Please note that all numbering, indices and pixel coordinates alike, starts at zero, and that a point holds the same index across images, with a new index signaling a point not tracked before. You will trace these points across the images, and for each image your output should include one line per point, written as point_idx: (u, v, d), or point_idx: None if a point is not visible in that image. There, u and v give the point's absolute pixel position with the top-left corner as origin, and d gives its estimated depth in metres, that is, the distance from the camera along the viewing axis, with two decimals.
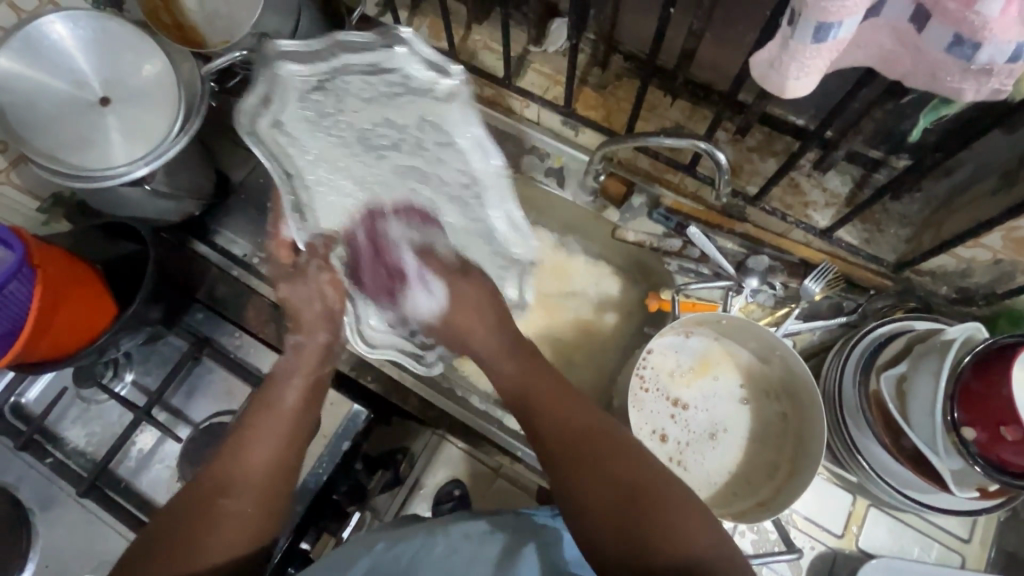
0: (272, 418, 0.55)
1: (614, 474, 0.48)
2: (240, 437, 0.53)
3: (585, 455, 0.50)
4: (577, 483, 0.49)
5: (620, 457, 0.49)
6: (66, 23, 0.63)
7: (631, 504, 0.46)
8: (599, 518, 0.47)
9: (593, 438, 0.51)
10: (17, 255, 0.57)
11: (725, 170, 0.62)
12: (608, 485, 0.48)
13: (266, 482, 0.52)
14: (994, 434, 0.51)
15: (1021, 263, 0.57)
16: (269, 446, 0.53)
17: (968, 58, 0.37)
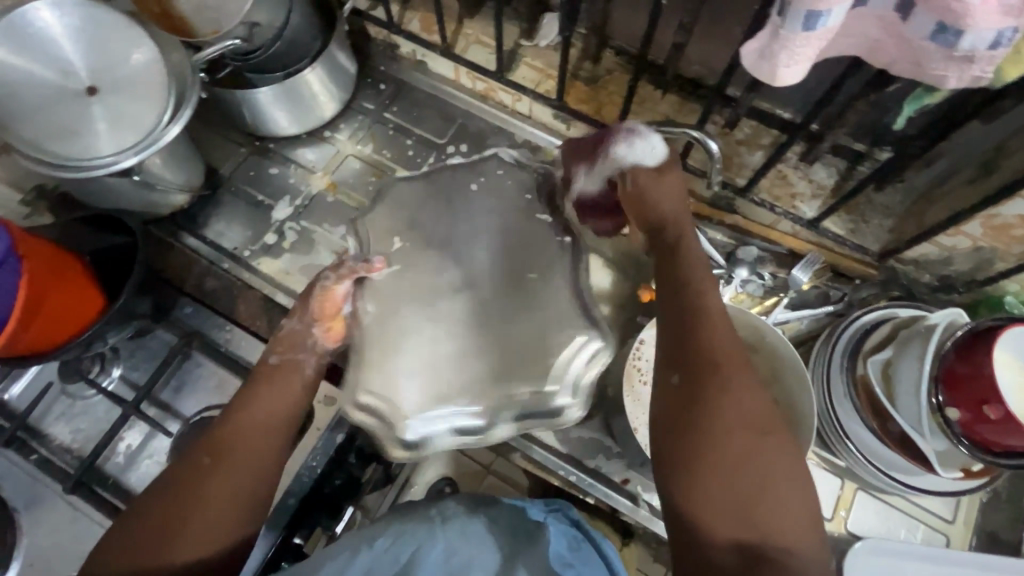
0: (281, 390, 0.57)
1: (736, 461, 0.44)
2: (240, 403, 0.55)
3: (709, 382, 0.46)
4: (682, 415, 0.47)
5: (747, 397, 0.46)
6: (52, 10, 0.62)
7: (745, 449, 0.44)
8: (689, 460, 0.45)
9: (722, 366, 0.47)
10: (3, 244, 0.55)
11: (717, 159, 0.63)
12: (728, 429, 0.45)
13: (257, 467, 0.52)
14: (978, 413, 0.53)
15: (1000, 250, 0.59)
16: (260, 419, 0.55)
17: (951, 45, 0.38)
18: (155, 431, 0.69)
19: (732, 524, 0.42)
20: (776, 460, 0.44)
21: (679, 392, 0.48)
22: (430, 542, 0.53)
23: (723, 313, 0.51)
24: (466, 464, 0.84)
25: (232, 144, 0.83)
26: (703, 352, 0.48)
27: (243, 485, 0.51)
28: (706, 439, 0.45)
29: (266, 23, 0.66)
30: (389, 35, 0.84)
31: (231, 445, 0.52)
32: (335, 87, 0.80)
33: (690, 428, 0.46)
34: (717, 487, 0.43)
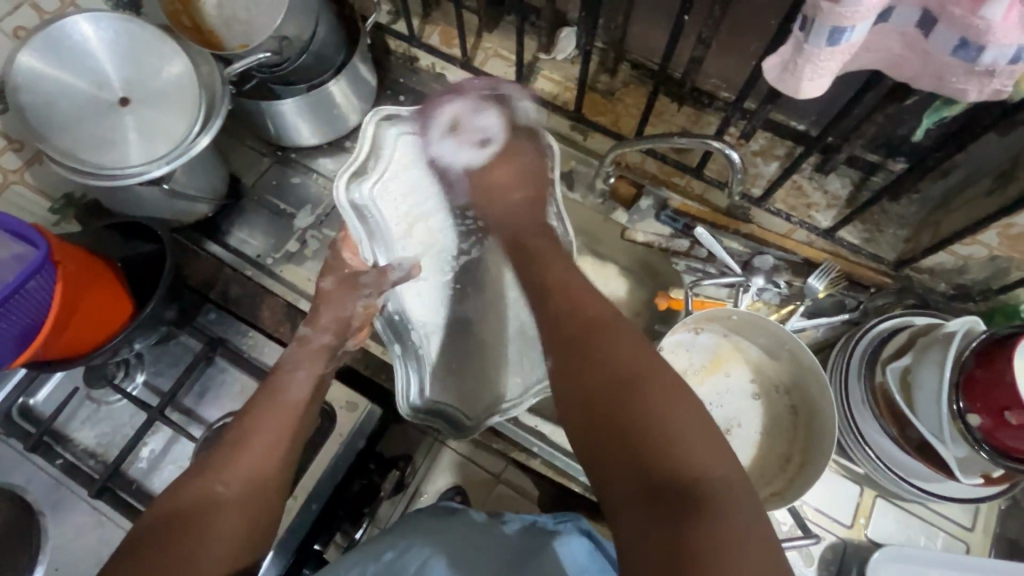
0: (278, 404, 0.58)
1: (638, 427, 0.44)
2: (238, 437, 0.56)
3: (589, 347, 0.50)
4: (583, 389, 0.48)
5: (629, 348, 0.49)
6: (91, 24, 0.63)
7: (621, 393, 0.46)
8: (614, 446, 0.44)
9: (597, 333, 0.51)
10: (40, 251, 0.56)
11: (738, 169, 0.65)
12: (603, 386, 0.47)
13: (258, 484, 0.54)
14: (999, 420, 0.53)
15: (1015, 259, 0.60)
16: (273, 455, 0.55)
17: (972, 60, 0.40)
18: (178, 436, 0.69)
19: (629, 466, 0.43)
20: (674, 396, 0.45)
21: (586, 386, 0.48)
22: (438, 556, 0.55)
23: (592, 301, 0.54)
24: (477, 473, 0.78)
25: (255, 153, 0.84)
26: (578, 341, 0.51)
27: (258, 512, 0.53)
28: (623, 420, 0.44)
29: (295, 37, 0.67)
30: (410, 48, 0.86)
31: (245, 479, 0.53)
32: (358, 99, 0.81)
33: (574, 401, 0.48)
34: (612, 434, 0.45)
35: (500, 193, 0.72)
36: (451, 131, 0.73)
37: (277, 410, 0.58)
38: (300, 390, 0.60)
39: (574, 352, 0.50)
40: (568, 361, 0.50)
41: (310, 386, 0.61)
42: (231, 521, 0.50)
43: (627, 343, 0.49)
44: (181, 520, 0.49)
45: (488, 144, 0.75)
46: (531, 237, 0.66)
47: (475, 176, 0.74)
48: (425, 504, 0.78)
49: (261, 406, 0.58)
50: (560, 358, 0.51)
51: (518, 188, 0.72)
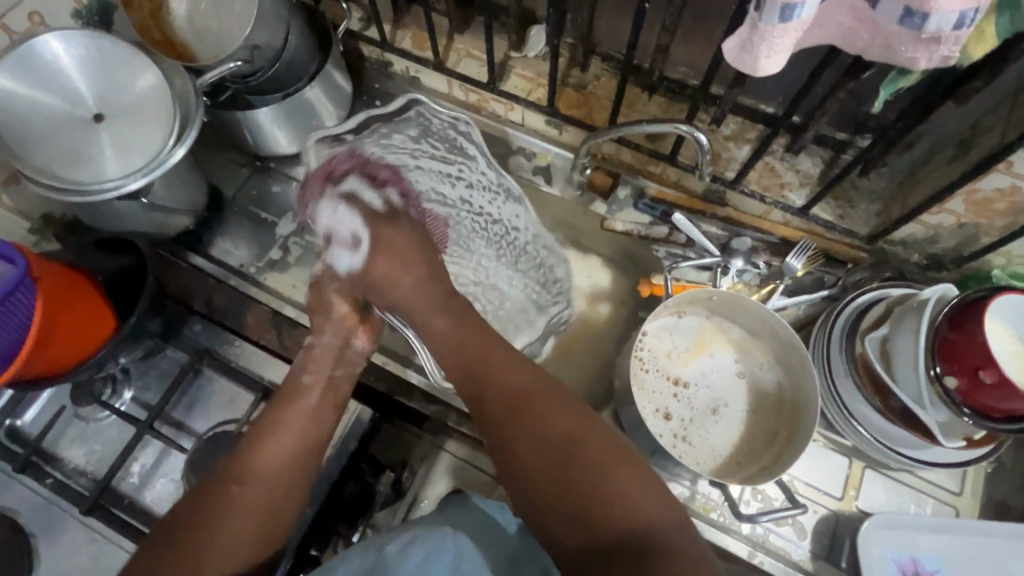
0: (301, 403, 0.58)
1: (582, 495, 0.45)
2: (259, 431, 0.55)
3: (523, 419, 0.49)
4: (522, 460, 0.48)
5: (560, 414, 0.49)
6: (61, 42, 0.64)
7: (562, 459, 0.46)
8: (558, 505, 0.46)
9: (532, 400, 0.49)
10: (19, 268, 0.57)
11: (707, 151, 0.66)
12: (541, 462, 0.47)
13: (281, 475, 0.53)
14: (974, 380, 0.54)
15: (983, 225, 0.62)
16: (287, 453, 0.54)
17: (918, 28, 0.41)
18: (169, 449, 0.69)
19: (578, 531, 0.44)
20: (606, 453, 0.47)
21: (523, 458, 0.48)
22: (439, 547, 0.56)
23: (512, 357, 0.53)
24: (476, 476, 0.77)
25: (234, 164, 0.85)
26: (503, 402, 0.50)
27: (272, 516, 0.52)
28: (568, 486, 0.45)
29: (266, 46, 0.68)
30: (383, 53, 0.87)
31: (261, 477, 0.52)
32: (333, 106, 0.82)
33: (513, 477, 0.48)
34: (558, 497, 0.46)
35: (386, 256, 0.61)
36: (346, 242, 0.65)
37: (306, 409, 0.58)
38: (323, 387, 0.60)
39: (501, 419, 0.49)
40: (496, 431, 0.49)
41: (322, 383, 0.60)
42: (239, 527, 0.50)
43: (562, 410, 0.49)
44: (201, 508, 0.50)
45: (359, 245, 0.64)
46: (451, 320, 0.57)
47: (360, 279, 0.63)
48: (425, 510, 0.76)
49: (291, 399, 0.58)
50: (491, 431, 0.50)
51: (407, 268, 0.61)
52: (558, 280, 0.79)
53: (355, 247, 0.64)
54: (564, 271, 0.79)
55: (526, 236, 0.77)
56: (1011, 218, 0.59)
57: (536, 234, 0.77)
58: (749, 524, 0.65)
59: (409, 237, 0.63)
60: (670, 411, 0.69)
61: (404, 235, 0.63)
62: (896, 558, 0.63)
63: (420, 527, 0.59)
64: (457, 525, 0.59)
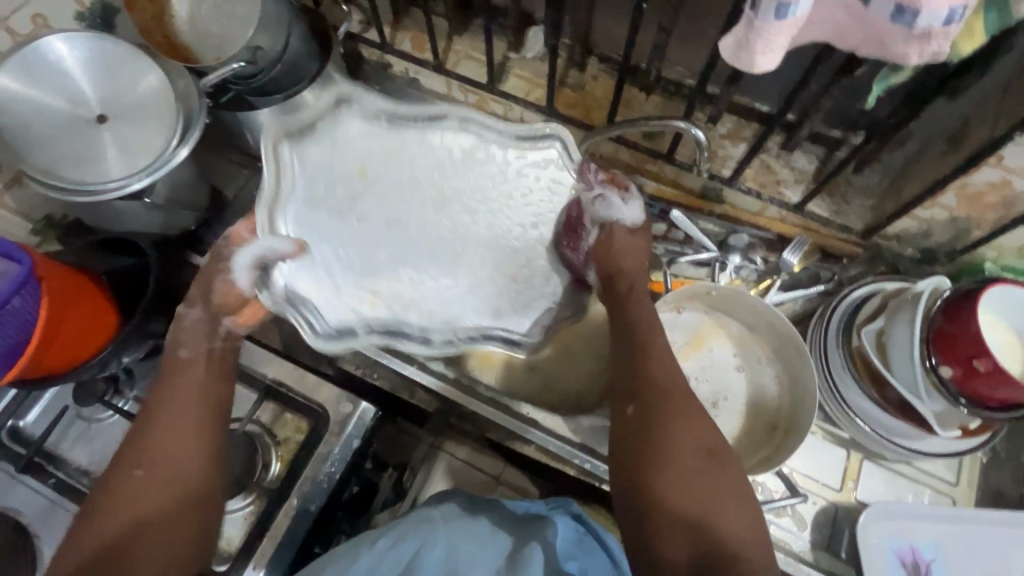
0: (186, 384, 0.58)
1: (691, 504, 0.50)
2: (148, 422, 0.56)
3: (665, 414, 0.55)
4: (633, 453, 0.54)
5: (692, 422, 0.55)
6: (66, 43, 0.64)
7: (692, 466, 0.52)
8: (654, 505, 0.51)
9: (672, 402, 0.56)
10: (24, 267, 0.57)
11: (704, 148, 0.68)
12: (677, 460, 0.52)
13: (188, 454, 0.55)
14: (969, 369, 0.55)
15: (975, 218, 0.63)
16: (186, 432, 0.56)
17: (909, 25, 0.42)
18: None
19: (684, 537, 0.49)
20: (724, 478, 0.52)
21: (636, 451, 0.54)
22: (431, 541, 0.57)
23: (662, 355, 0.60)
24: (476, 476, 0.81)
25: (235, 166, 0.85)
26: (649, 387, 0.57)
27: (184, 492, 0.54)
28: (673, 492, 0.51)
29: (268, 46, 0.68)
30: (383, 55, 0.88)
31: (162, 461, 0.54)
32: None
33: (639, 507, 0.52)
34: (674, 499, 0.50)
35: (613, 257, 0.69)
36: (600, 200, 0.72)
37: (186, 382, 0.59)
38: (208, 360, 0.61)
39: (647, 409, 0.56)
40: (638, 415, 0.56)
41: (202, 356, 0.61)
42: (153, 512, 0.52)
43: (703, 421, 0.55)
44: (114, 505, 0.51)
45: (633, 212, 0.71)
46: (634, 337, 0.62)
47: (609, 256, 0.70)
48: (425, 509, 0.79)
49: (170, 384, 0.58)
50: (625, 420, 0.57)
51: (630, 258, 0.69)
52: (550, 168, 0.76)
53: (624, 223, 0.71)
54: (559, 146, 0.74)
55: (495, 167, 0.77)
56: (1002, 211, 0.61)
57: (500, 147, 0.77)
58: None
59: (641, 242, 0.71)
60: None
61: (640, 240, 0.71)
62: (895, 547, 0.64)
63: (414, 523, 0.60)
64: (449, 521, 0.60)
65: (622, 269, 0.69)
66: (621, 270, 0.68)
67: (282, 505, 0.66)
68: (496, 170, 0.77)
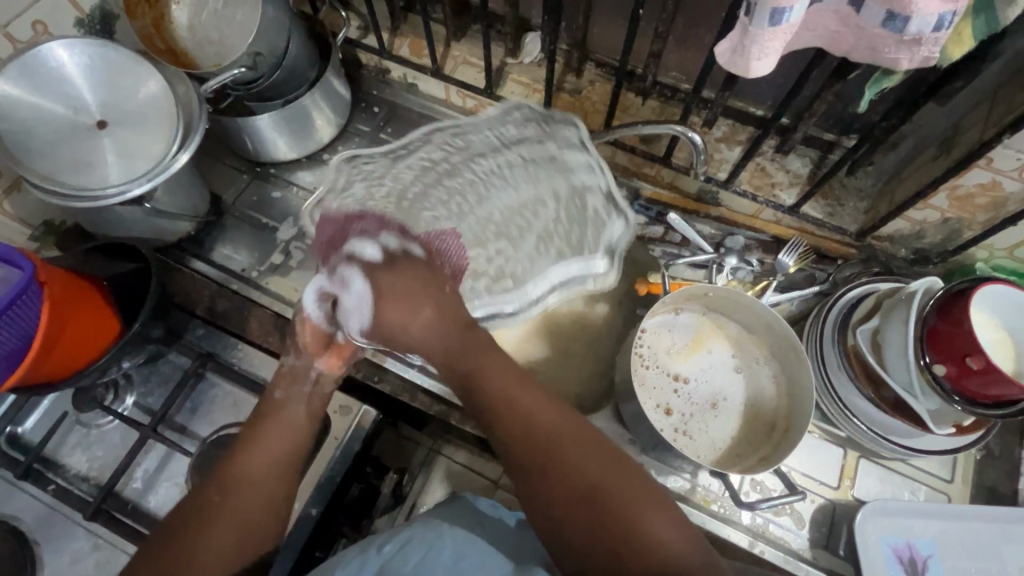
0: (281, 416, 0.60)
1: (601, 536, 0.46)
2: (242, 446, 0.57)
3: (545, 456, 0.50)
4: (536, 498, 0.50)
5: (578, 451, 0.50)
6: (67, 50, 0.65)
7: (582, 498, 0.48)
8: (573, 544, 0.48)
9: (548, 440, 0.51)
10: (26, 273, 0.57)
11: (701, 151, 0.69)
12: (570, 501, 0.49)
13: (266, 490, 0.56)
14: (963, 367, 0.56)
15: (966, 219, 0.64)
16: (273, 465, 0.57)
17: (900, 30, 0.43)
18: (173, 452, 0.69)
19: (608, 570, 0.46)
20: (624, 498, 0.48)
21: (542, 491, 0.50)
22: (438, 544, 0.57)
23: (526, 389, 0.54)
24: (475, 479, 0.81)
25: (234, 170, 0.86)
26: (518, 433, 0.52)
27: (251, 527, 0.54)
28: (584, 525, 0.47)
29: (269, 51, 0.69)
30: (381, 61, 0.88)
31: (242, 486, 0.55)
32: (333, 113, 0.83)
33: (563, 551, 0.48)
34: (583, 534, 0.47)
35: (399, 318, 0.57)
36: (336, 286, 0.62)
37: (286, 421, 0.60)
38: (308, 398, 0.62)
39: (524, 453, 0.51)
40: (520, 464, 0.51)
41: (301, 398, 0.62)
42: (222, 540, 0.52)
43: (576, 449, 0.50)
44: (192, 521, 0.53)
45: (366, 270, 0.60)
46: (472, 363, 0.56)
47: (386, 331, 0.58)
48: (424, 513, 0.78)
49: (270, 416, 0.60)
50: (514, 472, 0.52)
51: (418, 305, 0.57)
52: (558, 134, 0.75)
53: (365, 267, 0.61)
54: (572, 127, 0.75)
55: (523, 136, 0.76)
56: (992, 212, 0.62)
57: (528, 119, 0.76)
58: (750, 514, 0.67)
59: (405, 274, 0.59)
60: (670, 406, 0.70)
61: (401, 273, 0.59)
62: (892, 544, 0.64)
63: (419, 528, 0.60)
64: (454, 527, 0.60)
65: (401, 323, 0.57)
66: (405, 342, 0.58)
67: None
68: (358, 297, 0.60)
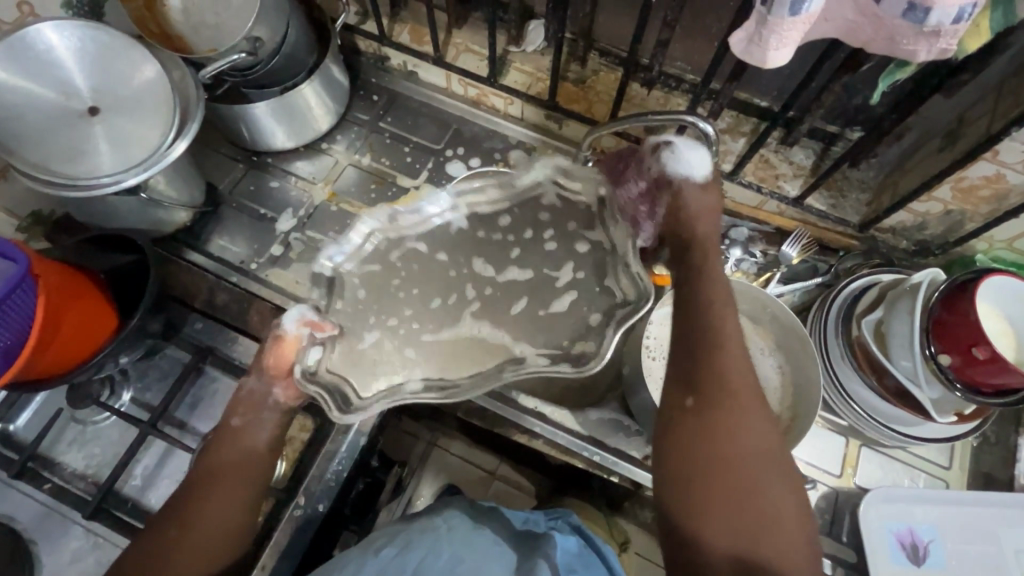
0: (235, 456, 0.59)
1: (749, 507, 0.49)
2: (202, 478, 0.58)
3: (711, 452, 0.51)
4: (687, 437, 0.53)
5: (761, 427, 0.53)
6: (57, 32, 0.62)
7: (753, 470, 0.51)
8: (705, 500, 0.50)
9: (734, 397, 0.54)
10: (20, 267, 0.55)
11: (712, 141, 0.66)
12: (736, 477, 0.50)
13: (221, 531, 0.56)
14: (969, 357, 0.57)
15: (968, 211, 0.65)
16: (229, 504, 0.57)
17: (920, 22, 0.43)
18: (174, 448, 0.67)
19: (733, 544, 0.48)
20: (777, 491, 0.50)
21: (704, 437, 0.52)
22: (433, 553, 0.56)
23: (734, 344, 0.57)
24: (473, 472, 0.88)
25: (229, 159, 0.83)
26: (709, 377, 0.55)
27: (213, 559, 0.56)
28: (723, 495, 0.50)
29: (268, 37, 0.66)
30: (380, 48, 0.86)
31: (200, 520, 0.56)
32: (332, 101, 0.81)
33: (685, 500, 0.51)
34: (732, 497, 0.50)
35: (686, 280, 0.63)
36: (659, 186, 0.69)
37: (243, 451, 0.59)
38: (266, 428, 0.61)
39: (715, 396, 0.54)
40: (704, 399, 0.54)
41: (271, 422, 0.61)
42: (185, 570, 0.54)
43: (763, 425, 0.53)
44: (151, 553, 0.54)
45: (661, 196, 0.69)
46: (697, 307, 0.60)
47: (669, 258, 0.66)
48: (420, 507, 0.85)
49: (233, 444, 0.60)
50: (684, 402, 0.55)
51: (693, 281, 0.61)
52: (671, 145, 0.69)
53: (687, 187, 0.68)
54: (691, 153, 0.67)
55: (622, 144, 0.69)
56: (995, 204, 0.63)
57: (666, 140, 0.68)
58: None
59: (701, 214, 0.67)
60: None
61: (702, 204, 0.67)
62: (894, 530, 0.66)
63: (417, 531, 0.58)
64: (452, 527, 0.59)
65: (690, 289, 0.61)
66: (686, 310, 0.60)
67: (288, 506, 0.65)
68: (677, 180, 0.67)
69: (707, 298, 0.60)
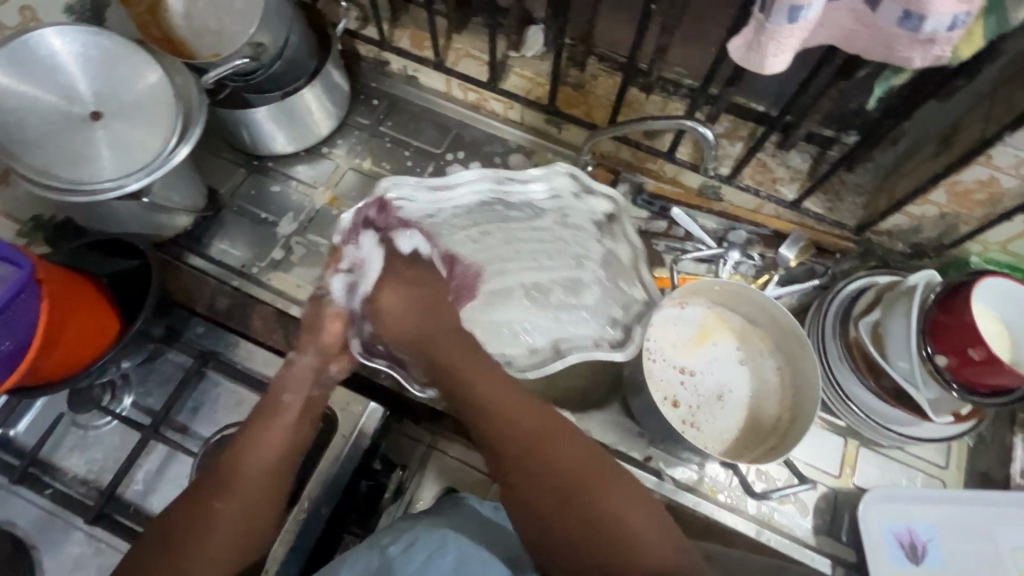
0: (266, 436, 0.59)
1: (610, 546, 0.51)
2: (232, 457, 0.58)
3: (565, 502, 0.53)
4: (541, 490, 0.55)
5: (564, 467, 0.55)
6: (62, 38, 0.62)
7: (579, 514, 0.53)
8: (583, 546, 0.52)
9: (533, 445, 0.56)
10: (24, 272, 0.55)
11: (712, 146, 0.69)
12: (598, 519, 0.52)
13: (251, 509, 0.55)
14: (965, 357, 0.58)
15: (963, 215, 0.66)
16: (260, 478, 0.57)
17: (916, 29, 0.44)
18: (175, 453, 0.67)
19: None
20: (598, 530, 0.52)
21: (553, 487, 0.54)
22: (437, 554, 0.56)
23: (520, 398, 0.60)
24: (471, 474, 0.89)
25: (230, 164, 0.84)
26: (512, 434, 0.58)
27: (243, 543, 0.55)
28: (598, 536, 0.52)
29: (270, 43, 0.67)
30: (380, 53, 0.87)
31: (229, 499, 0.55)
32: (333, 106, 0.82)
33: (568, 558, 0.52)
34: (601, 542, 0.51)
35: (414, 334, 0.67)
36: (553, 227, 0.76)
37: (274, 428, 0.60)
38: (299, 408, 0.63)
39: (524, 450, 0.57)
40: (519, 457, 0.56)
41: (301, 402, 0.63)
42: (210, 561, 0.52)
43: (579, 462, 0.56)
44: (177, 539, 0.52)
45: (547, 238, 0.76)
46: (463, 366, 0.63)
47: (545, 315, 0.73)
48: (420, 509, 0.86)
49: (262, 430, 0.60)
50: (510, 466, 0.57)
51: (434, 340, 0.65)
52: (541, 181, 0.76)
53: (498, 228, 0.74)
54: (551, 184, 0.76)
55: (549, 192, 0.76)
56: (989, 207, 0.64)
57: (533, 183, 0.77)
58: (756, 503, 0.69)
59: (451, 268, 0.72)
60: (677, 399, 0.71)
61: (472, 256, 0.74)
62: (893, 529, 0.67)
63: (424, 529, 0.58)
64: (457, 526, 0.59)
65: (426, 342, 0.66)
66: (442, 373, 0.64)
67: (291, 510, 0.64)
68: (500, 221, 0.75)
69: (464, 360, 0.63)
